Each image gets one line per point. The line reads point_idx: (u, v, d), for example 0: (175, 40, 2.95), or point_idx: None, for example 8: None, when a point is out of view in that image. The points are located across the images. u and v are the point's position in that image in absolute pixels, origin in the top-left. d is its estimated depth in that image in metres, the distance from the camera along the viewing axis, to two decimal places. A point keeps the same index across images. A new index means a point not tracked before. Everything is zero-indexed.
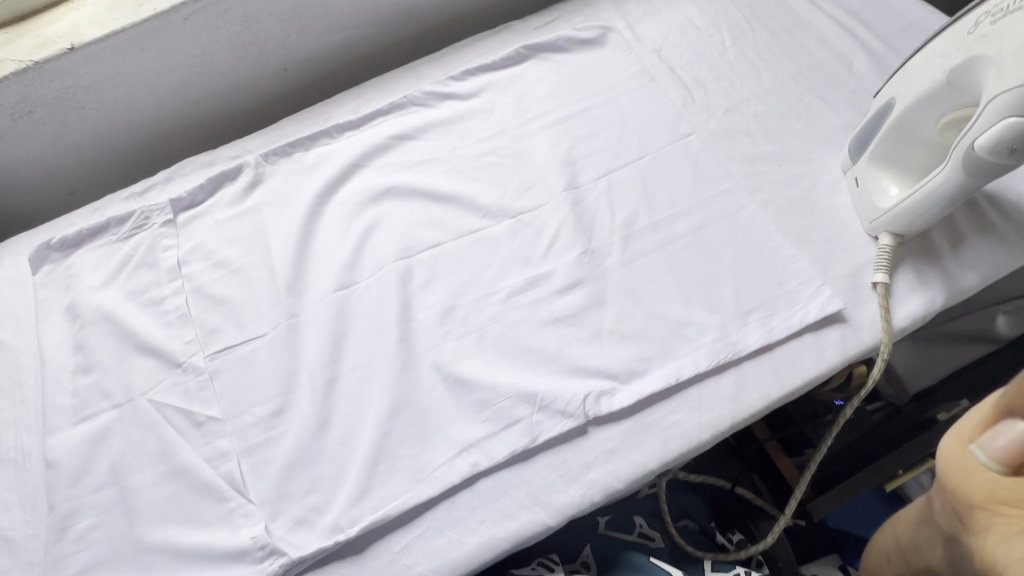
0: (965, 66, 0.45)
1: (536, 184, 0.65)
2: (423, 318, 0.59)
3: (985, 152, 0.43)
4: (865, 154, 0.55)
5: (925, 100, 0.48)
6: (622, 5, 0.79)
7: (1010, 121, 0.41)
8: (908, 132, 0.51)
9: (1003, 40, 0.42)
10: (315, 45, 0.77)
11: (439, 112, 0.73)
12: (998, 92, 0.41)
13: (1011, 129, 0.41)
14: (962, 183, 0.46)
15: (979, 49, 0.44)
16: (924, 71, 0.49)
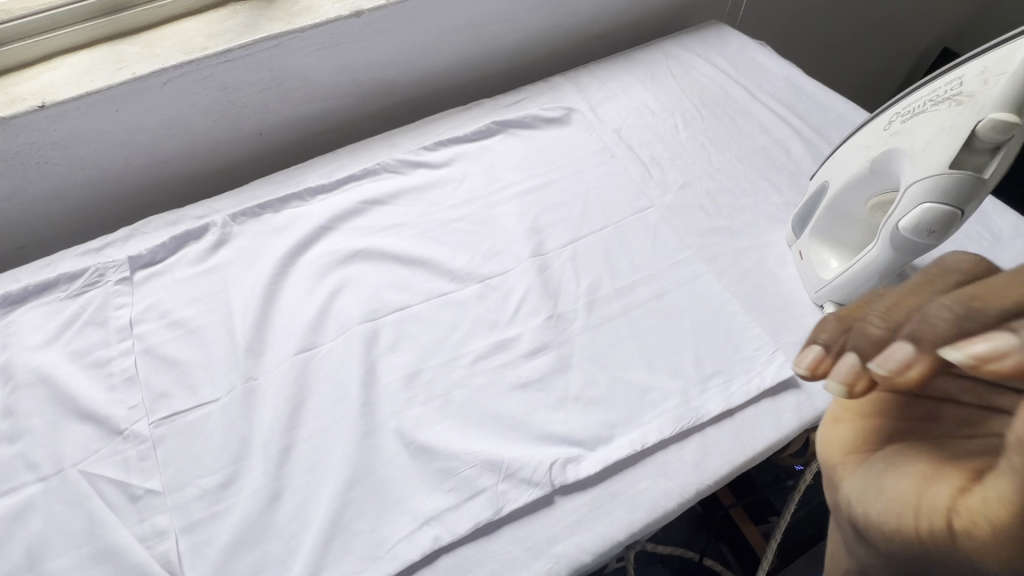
0: (883, 158, 0.50)
1: (503, 250, 0.68)
2: (387, 382, 0.58)
3: (907, 233, 0.47)
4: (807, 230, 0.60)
5: (853, 185, 0.53)
6: (584, 90, 0.87)
7: (924, 208, 0.45)
8: (842, 213, 0.56)
9: (913, 138, 0.47)
10: (292, 113, 0.80)
11: (411, 179, 0.76)
12: (912, 182, 0.46)
13: (925, 215, 0.45)
14: (892, 260, 0.50)
15: (894, 144, 0.49)
16: (849, 160, 0.54)
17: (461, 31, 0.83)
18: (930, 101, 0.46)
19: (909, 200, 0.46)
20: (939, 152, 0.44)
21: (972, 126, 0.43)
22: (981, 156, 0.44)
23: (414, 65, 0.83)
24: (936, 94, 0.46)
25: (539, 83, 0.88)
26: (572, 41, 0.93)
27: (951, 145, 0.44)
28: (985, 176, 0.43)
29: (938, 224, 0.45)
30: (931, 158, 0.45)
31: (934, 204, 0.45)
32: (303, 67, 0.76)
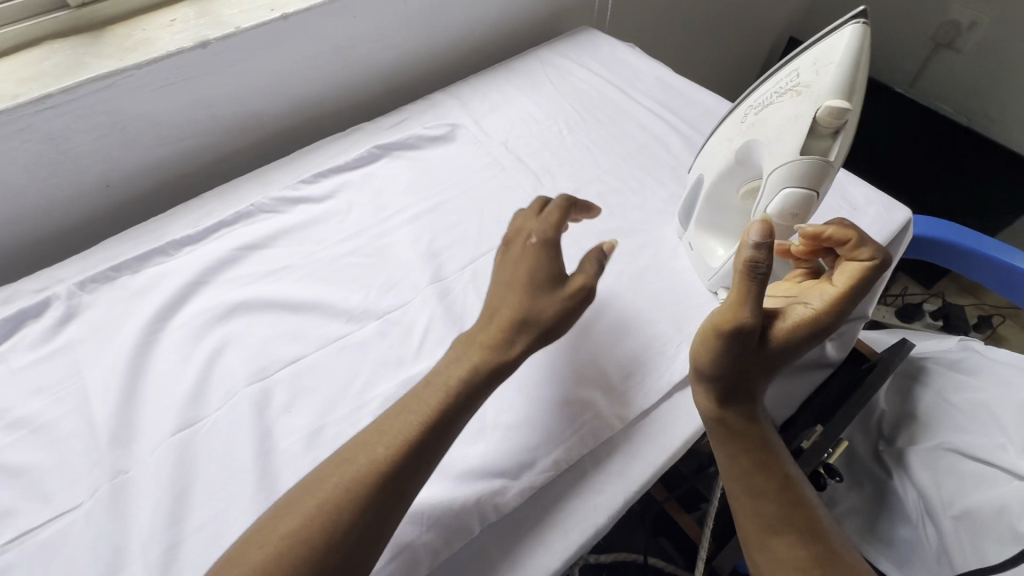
0: (744, 148, 0.53)
1: (401, 281, 0.64)
2: (286, 446, 0.52)
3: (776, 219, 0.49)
4: (692, 222, 0.61)
5: (724, 175, 0.56)
6: (467, 104, 0.85)
7: (787, 194, 0.47)
8: (720, 204, 0.58)
9: (768, 128, 0.50)
10: (143, 159, 0.71)
11: (291, 217, 0.70)
12: (772, 172, 0.48)
13: (786, 201, 0.48)
14: None
15: (752, 136, 0.51)
16: (717, 152, 0.57)
17: (328, 54, 0.78)
18: (775, 93, 0.50)
19: (770, 187, 0.49)
20: (789, 142, 0.47)
21: (813, 116, 0.46)
22: (824, 141, 0.47)
23: (281, 93, 0.77)
24: (781, 86, 0.49)
25: (420, 101, 0.86)
26: (449, 55, 0.92)
27: (798, 135, 0.47)
28: (830, 159, 0.47)
29: (800, 208, 0.48)
30: (783, 148, 0.48)
31: (792, 189, 0.47)
32: (146, 107, 0.67)
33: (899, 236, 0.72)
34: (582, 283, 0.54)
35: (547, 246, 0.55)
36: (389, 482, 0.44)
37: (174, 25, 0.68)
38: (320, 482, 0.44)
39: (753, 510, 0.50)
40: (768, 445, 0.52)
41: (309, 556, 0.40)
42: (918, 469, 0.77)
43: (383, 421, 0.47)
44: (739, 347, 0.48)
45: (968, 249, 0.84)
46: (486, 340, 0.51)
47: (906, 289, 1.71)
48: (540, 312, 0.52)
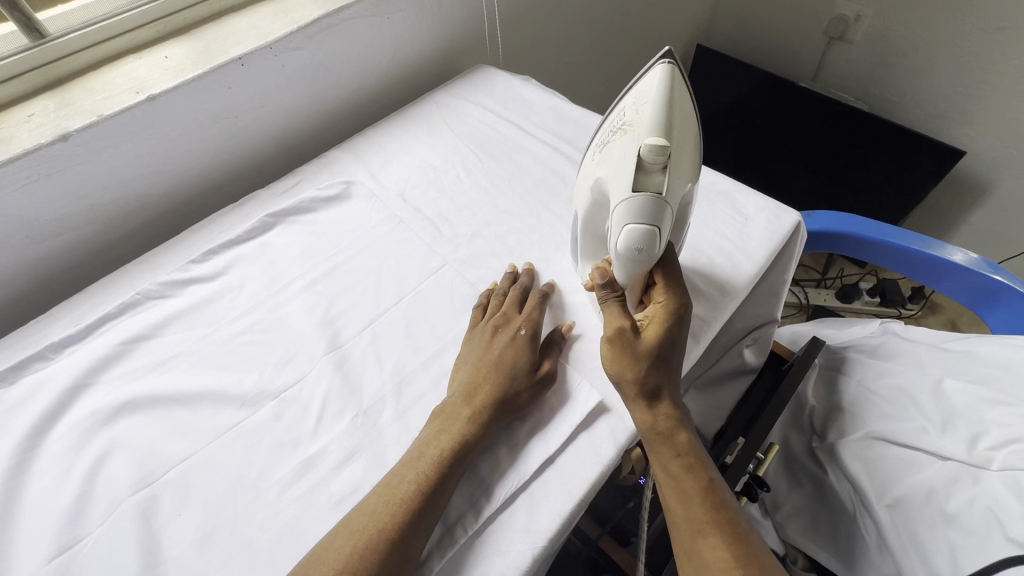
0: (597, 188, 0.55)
1: (296, 354, 0.62)
2: (176, 555, 0.49)
3: (625, 256, 0.50)
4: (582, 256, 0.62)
5: (591, 213, 0.57)
6: (363, 158, 0.85)
7: (627, 231, 0.48)
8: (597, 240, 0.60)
9: (609, 167, 0.52)
10: (17, 261, 0.68)
11: (180, 301, 0.67)
12: (614, 209, 0.49)
13: (630, 236, 0.48)
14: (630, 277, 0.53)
15: (600, 175, 0.53)
16: (583, 194, 0.58)
17: (208, 127, 0.76)
18: (613, 133, 0.52)
19: (616, 223, 0.49)
20: (623, 180, 0.49)
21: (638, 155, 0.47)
22: (654, 178, 0.48)
23: (163, 172, 0.75)
24: (616, 129, 0.51)
25: (314, 161, 0.84)
26: (343, 110, 0.91)
27: (629, 172, 0.48)
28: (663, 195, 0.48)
29: (644, 244, 0.48)
30: (619, 188, 0.49)
31: (632, 225, 0.48)
32: (8, 208, 0.64)
33: (792, 238, 0.73)
34: (550, 365, 0.58)
35: (530, 335, 0.59)
36: (402, 537, 0.46)
37: (33, 120, 0.66)
38: (334, 545, 0.46)
39: (684, 518, 0.48)
40: (696, 448, 0.51)
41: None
42: (849, 462, 0.78)
43: (386, 481, 0.50)
44: (630, 342, 0.52)
45: (869, 238, 0.88)
46: (469, 416, 0.53)
47: (842, 271, 1.76)
48: (517, 397, 0.55)
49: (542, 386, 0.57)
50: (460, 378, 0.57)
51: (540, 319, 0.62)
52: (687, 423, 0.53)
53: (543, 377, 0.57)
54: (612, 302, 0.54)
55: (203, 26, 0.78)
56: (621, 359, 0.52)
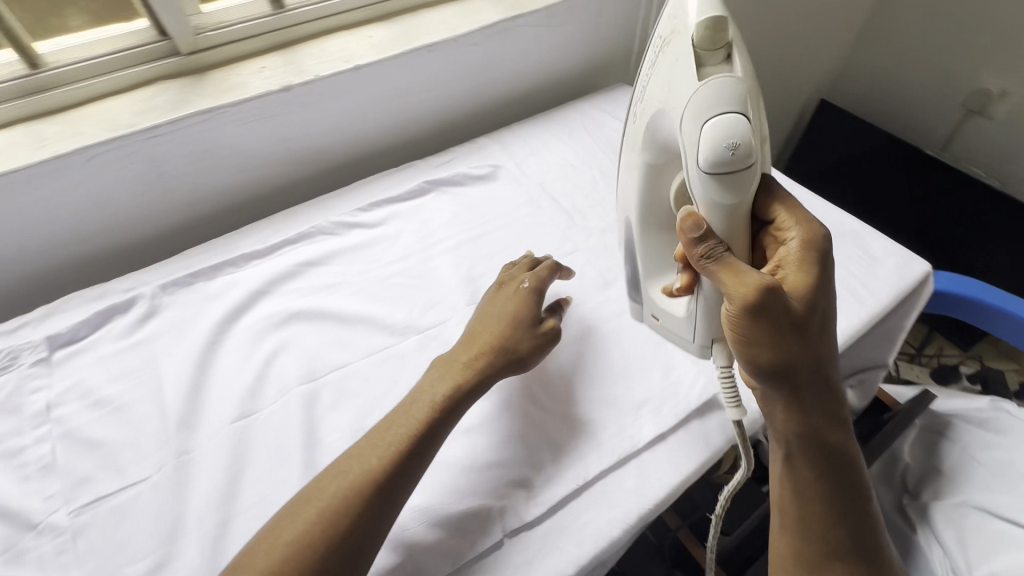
0: (649, 136, 0.54)
1: (440, 301, 0.70)
2: (330, 442, 0.58)
3: (716, 161, 0.46)
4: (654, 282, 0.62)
5: (650, 185, 0.56)
6: (509, 148, 0.94)
7: (712, 128, 0.45)
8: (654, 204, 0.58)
9: (658, 95, 0.51)
10: (224, 184, 0.81)
11: (347, 239, 0.78)
12: (684, 122, 0.47)
13: (717, 132, 0.45)
14: (727, 196, 0.48)
15: (650, 115, 0.52)
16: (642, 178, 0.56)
17: (390, 100, 0.88)
18: (649, 68, 0.52)
19: (693, 130, 0.47)
20: (683, 85, 0.47)
21: (694, 50, 0.47)
22: (718, 70, 0.47)
23: (347, 132, 0.87)
24: (652, 57, 0.52)
25: (466, 144, 0.94)
26: (494, 104, 1.01)
27: (688, 71, 0.47)
28: (734, 78, 0.46)
29: (739, 133, 0.45)
30: (680, 91, 0.48)
31: (718, 119, 0.45)
32: (232, 138, 0.77)
33: (918, 288, 0.74)
34: (552, 321, 0.63)
35: (534, 290, 0.64)
36: (389, 484, 0.48)
37: (264, 72, 0.79)
38: (328, 486, 0.47)
39: (817, 532, 0.52)
40: (847, 463, 0.53)
41: (323, 544, 0.44)
42: (943, 526, 0.75)
43: (374, 432, 0.51)
44: (791, 332, 0.48)
45: (994, 307, 0.86)
46: (467, 361, 0.57)
47: (941, 350, 1.65)
48: (516, 344, 0.59)
49: (543, 341, 0.60)
50: (466, 331, 0.61)
51: (549, 281, 0.66)
52: (843, 436, 0.53)
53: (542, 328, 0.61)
54: (728, 262, 0.49)
55: (402, 15, 0.90)
56: (769, 346, 0.48)
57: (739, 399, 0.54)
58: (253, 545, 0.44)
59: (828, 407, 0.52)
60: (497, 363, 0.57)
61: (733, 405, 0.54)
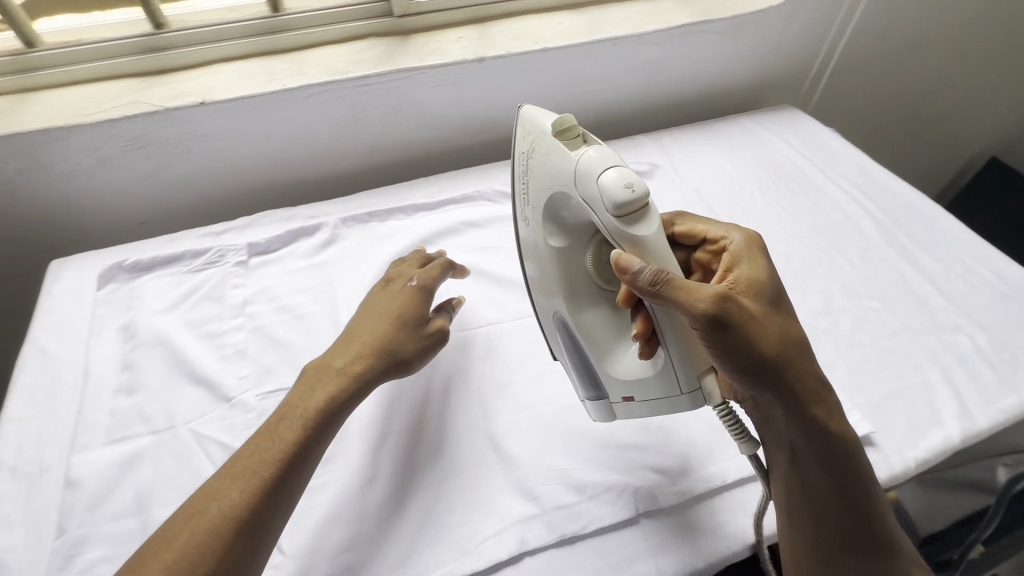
0: (556, 223, 0.53)
1: None
2: (479, 388, 0.62)
3: (623, 203, 0.46)
4: (614, 370, 0.54)
5: (567, 267, 0.54)
6: (667, 150, 0.94)
7: (606, 177, 0.46)
8: (576, 287, 0.54)
9: (541, 182, 0.52)
10: (403, 139, 0.88)
11: (506, 209, 0.82)
12: (579, 190, 0.48)
13: (614, 181, 0.46)
14: (656, 239, 0.47)
15: (540, 205, 0.53)
16: (557, 256, 0.54)
17: (564, 85, 0.91)
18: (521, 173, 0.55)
19: (591, 194, 0.48)
20: (562, 166, 0.50)
21: (557, 141, 0.50)
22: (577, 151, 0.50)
23: (517, 109, 0.92)
24: (523, 165, 0.55)
25: (623, 140, 0.96)
26: (656, 105, 1.02)
27: (563, 155, 0.50)
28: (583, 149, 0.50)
29: (631, 175, 0.46)
30: (562, 169, 0.50)
31: (610, 171, 0.47)
32: (422, 97, 0.84)
33: None
34: (441, 322, 0.60)
35: (421, 289, 0.61)
36: (281, 479, 0.46)
37: (461, 41, 0.85)
38: (220, 490, 0.44)
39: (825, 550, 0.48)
40: (853, 468, 0.48)
41: (218, 546, 0.41)
42: None
43: (253, 442, 0.47)
44: (761, 326, 0.46)
45: None
46: (343, 364, 0.54)
47: None
48: (398, 345, 0.56)
49: (432, 343, 0.58)
50: (347, 331, 0.58)
51: (439, 279, 0.63)
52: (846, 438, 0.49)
53: (434, 331, 0.59)
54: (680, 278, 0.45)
55: (590, 6, 0.93)
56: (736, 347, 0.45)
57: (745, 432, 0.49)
58: (143, 550, 0.41)
59: (821, 407, 0.48)
60: (374, 366, 0.54)
61: (744, 439, 0.49)
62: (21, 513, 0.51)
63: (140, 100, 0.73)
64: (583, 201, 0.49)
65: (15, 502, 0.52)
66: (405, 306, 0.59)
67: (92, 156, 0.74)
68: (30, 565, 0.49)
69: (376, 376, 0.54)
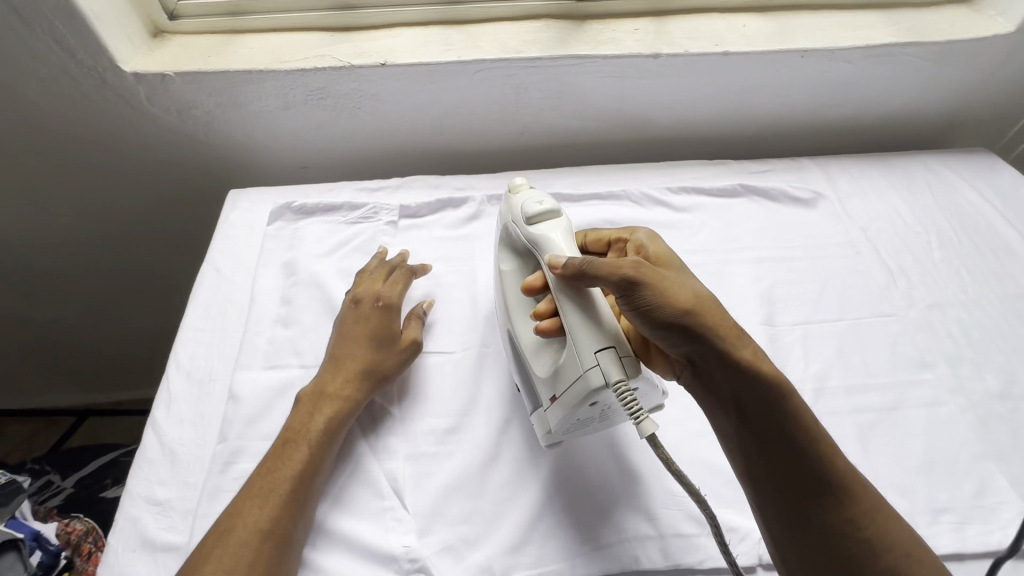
0: (506, 251, 0.64)
1: (735, 308, 0.69)
2: None
3: (537, 212, 0.59)
4: (541, 372, 0.54)
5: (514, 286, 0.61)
6: (834, 179, 0.86)
7: (526, 198, 0.61)
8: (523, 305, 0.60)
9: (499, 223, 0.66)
10: (556, 126, 0.88)
11: (651, 214, 0.79)
12: (511, 214, 0.62)
13: (530, 201, 0.60)
14: (561, 239, 0.57)
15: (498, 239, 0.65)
16: (505, 278, 0.62)
17: (732, 93, 0.86)
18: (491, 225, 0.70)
19: (516, 214, 0.61)
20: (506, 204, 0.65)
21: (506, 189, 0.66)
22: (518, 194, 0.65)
23: (677, 111, 0.88)
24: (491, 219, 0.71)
25: (784, 160, 0.89)
26: (826, 127, 0.93)
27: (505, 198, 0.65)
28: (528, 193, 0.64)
29: (543, 196, 0.61)
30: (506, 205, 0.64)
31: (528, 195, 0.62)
32: (585, 85, 0.82)
33: None
34: (411, 335, 0.62)
35: (387, 307, 0.63)
36: (302, 494, 0.50)
37: (637, 33, 0.81)
38: (243, 510, 0.47)
39: (797, 516, 0.46)
40: (796, 417, 0.47)
41: (253, 557, 0.45)
42: None
43: (264, 465, 0.51)
44: (665, 285, 0.50)
45: None
46: (333, 391, 0.56)
47: None
48: (382, 364, 0.59)
49: (407, 358, 0.61)
50: (333, 355, 0.60)
51: (403, 294, 0.65)
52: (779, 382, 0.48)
53: (407, 351, 0.61)
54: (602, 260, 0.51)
55: (779, 11, 0.86)
56: (645, 304, 0.50)
57: (641, 411, 0.45)
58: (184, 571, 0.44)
59: (744, 351, 0.49)
60: (359, 390, 0.57)
61: (640, 419, 0.44)
62: (191, 413, 0.58)
63: (329, 55, 0.77)
64: (511, 221, 0.62)
65: (187, 402, 0.59)
66: (373, 326, 0.61)
67: (277, 101, 0.79)
68: (194, 461, 0.55)
69: (370, 390, 0.58)
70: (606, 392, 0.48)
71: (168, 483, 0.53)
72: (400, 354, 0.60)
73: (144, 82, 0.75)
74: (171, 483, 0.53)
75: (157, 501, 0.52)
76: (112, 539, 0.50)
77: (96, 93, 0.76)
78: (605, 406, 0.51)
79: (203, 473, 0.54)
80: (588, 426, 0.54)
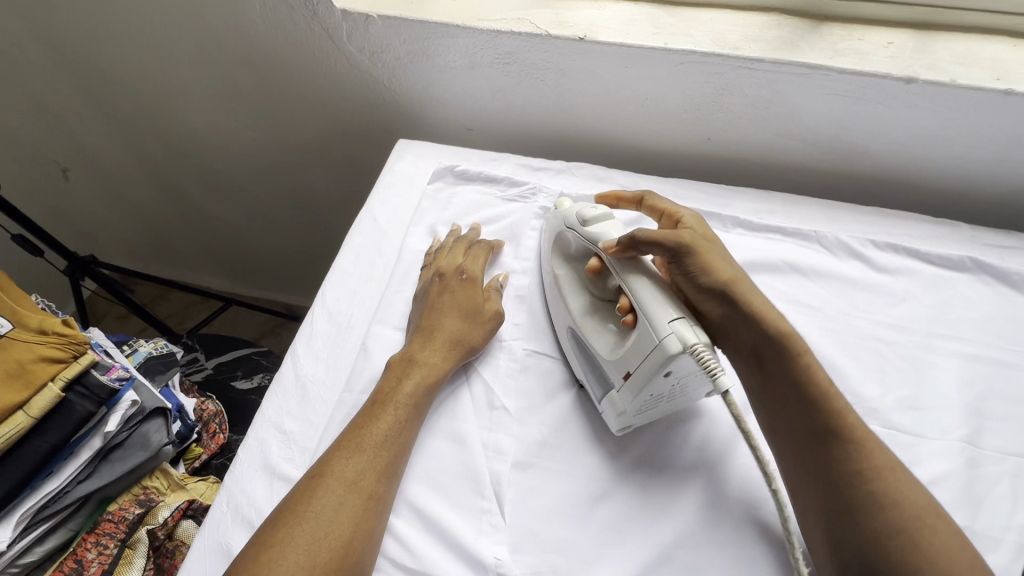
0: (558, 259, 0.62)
1: (929, 410, 0.56)
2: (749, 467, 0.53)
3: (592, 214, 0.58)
4: (608, 351, 0.52)
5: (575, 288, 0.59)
6: None
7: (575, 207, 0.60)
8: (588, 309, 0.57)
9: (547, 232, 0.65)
10: (751, 139, 0.77)
11: (843, 267, 0.67)
12: (562, 220, 0.61)
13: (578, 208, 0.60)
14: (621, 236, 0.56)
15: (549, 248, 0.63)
16: (563, 284, 0.59)
17: (994, 142, 0.68)
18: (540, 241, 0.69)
19: (568, 218, 0.60)
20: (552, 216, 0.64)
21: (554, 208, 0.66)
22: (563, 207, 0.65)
23: (909, 150, 0.72)
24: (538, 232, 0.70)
25: None
26: None
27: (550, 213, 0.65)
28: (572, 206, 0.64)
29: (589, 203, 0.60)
30: (553, 215, 0.63)
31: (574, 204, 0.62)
32: (804, 100, 0.69)
33: None
34: (491, 306, 0.61)
35: (469, 279, 0.62)
36: (391, 453, 0.50)
37: (890, 48, 0.67)
38: (333, 461, 0.48)
39: (805, 470, 0.46)
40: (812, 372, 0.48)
41: (343, 506, 0.46)
42: None
43: (353, 421, 0.52)
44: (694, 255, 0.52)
45: None
46: (424, 358, 0.56)
47: None
48: (472, 334, 0.59)
49: (491, 327, 0.60)
50: (422, 324, 0.59)
51: (480, 266, 0.65)
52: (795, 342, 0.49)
53: (487, 322, 0.60)
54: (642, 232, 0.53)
55: None
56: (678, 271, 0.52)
57: (716, 367, 0.45)
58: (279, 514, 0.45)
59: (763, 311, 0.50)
60: (447, 355, 0.57)
61: (716, 375, 0.45)
62: (326, 354, 0.60)
63: (529, 20, 0.72)
64: (565, 226, 0.60)
65: (324, 342, 0.61)
66: (456, 296, 0.61)
67: (464, 59, 0.77)
68: (320, 402, 0.57)
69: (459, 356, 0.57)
70: (684, 359, 0.46)
71: (295, 415, 0.56)
72: (481, 326, 0.60)
73: (349, 21, 0.77)
74: (297, 416, 0.56)
75: (284, 430, 0.55)
76: (242, 451, 0.54)
77: (306, 24, 0.80)
78: (678, 377, 0.49)
79: (326, 416, 0.56)
80: (658, 405, 0.52)
